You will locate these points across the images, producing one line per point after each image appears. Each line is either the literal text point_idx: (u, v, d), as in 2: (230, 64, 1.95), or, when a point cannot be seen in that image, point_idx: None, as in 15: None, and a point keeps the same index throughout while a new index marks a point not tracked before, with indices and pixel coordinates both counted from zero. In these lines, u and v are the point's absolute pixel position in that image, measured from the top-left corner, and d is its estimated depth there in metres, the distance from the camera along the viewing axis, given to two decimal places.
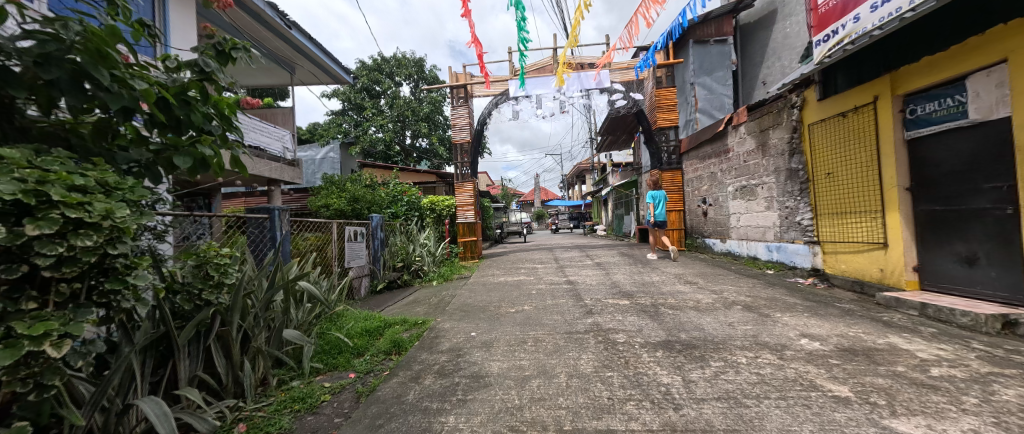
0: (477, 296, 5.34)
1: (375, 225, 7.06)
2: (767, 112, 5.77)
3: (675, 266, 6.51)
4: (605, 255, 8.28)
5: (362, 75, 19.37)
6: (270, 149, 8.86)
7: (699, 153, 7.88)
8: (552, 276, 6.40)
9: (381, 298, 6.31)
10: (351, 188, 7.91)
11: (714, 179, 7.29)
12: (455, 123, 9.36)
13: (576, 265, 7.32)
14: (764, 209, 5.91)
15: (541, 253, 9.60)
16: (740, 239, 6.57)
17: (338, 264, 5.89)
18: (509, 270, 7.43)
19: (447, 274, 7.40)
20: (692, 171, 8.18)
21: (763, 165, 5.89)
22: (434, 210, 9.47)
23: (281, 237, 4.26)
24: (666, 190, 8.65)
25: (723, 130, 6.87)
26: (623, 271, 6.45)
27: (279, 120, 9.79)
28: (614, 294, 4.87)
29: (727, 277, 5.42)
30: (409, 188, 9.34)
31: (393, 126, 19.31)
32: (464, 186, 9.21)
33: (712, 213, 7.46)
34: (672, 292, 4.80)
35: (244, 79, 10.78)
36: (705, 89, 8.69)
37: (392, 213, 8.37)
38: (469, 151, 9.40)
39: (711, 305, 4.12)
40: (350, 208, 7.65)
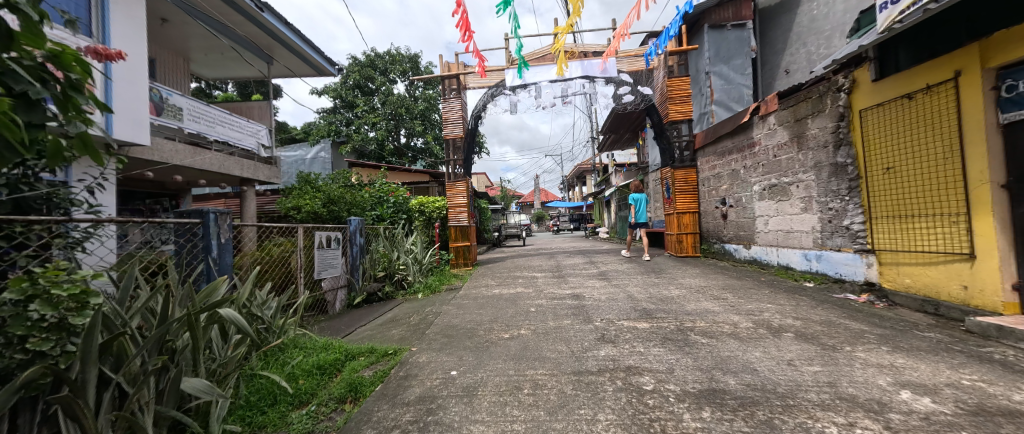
0: (465, 315, 4.51)
1: (353, 229, 6.23)
2: (804, 99, 4.96)
3: (695, 277, 5.68)
4: (613, 263, 7.46)
5: (354, 71, 18.58)
6: (243, 146, 8.05)
7: (717, 148, 7.06)
8: (554, 289, 5.58)
9: (356, 314, 5.51)
10: (327, 188, 7.04)
11: (736, 176, 6.46)
12: (445, 116, 8.51)
13: (581, 275, 6.50)
14: (800, 211, 5.08)
15: (541, 259, 8.77)
16: (768, 246, 5.75)
17: (303, 276, 5.02)
18: (505, 280, 6.60)
19: (434, 285, 6.53)
20: (709, 169, 7.35)
21: (799, 160, 5.06)
22: (423, 213, 8.66)
23: (218, 247, 3.43)
24: (679, 190, 7.83)
25: (747, 122, 6.06)
26: (635, 283, 5.63)
27: (254, 114, 8.97)
28: (629, 314, 4.05)
29: (762, 292, 4.59)
30: (396, 188, 8.52)
31: (386, 124, 18.51)
32: (456, 186, 8.38)
33: (733, 215, 6.64)
34: (699, 312, 3.97)
35: (219, 71, 10.02)
36: (722, 79, 7.87)
37: (377, 215, 7.77)
38: (462, 149, 8.58)
39: (754, 331, 3.30)
40: (327, 211, 6.82)
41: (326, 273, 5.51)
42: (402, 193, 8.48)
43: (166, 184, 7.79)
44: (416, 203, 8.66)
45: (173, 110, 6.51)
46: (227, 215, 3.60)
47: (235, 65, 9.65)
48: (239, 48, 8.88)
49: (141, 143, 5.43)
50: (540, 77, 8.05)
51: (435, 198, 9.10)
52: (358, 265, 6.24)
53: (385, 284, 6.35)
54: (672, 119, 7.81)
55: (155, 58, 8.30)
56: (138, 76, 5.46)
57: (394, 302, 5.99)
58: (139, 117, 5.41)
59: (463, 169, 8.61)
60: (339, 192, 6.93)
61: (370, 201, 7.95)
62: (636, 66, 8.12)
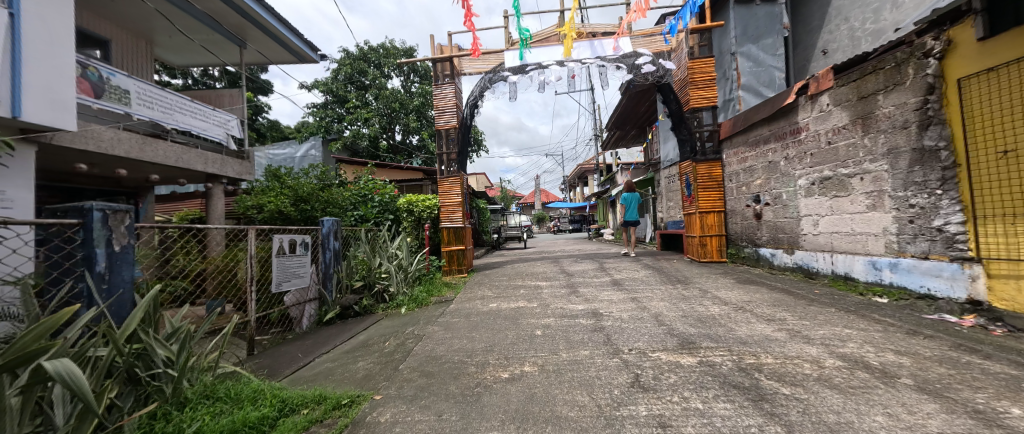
0: (452, 341, 3.56)
1: (326, 232, 5.31)
2: (872, 72, 4.03)
3: (732, 289, 4.76)
4: (628, 270, 6.54)
5: (345, 64, 17.64)
6: (210, 138, 7.16)
7: (748, 138, 6.15)
8: (563, 304, 4.63)
9: (324, 335, 4.55)
10: (295, 183, 6.00)
11: (775, 169, 5.53)
12: (436, 104, 7.57)
13: (595, 285, 5.57)
14: (867, 209, 4.13)
15: (545, 265, 7.82)
16: (818, 252, 4.82)
17: (256, 289, 4.07)
18: (503, 291, 5.66)
19: (420, 296, 5.57)
20: (738, 162, 6.42)
21: (865, 146, 4.12)
22: (412, 212, 7.70)
23: (106, 258, 2.46)
24: (702, 187, 6.88)
25: (791, 104, 5.13)
26: (661, 296, 4.70)
27: (225, 103, 8.05)
28: (665, 343, 3.12)
29: (827, 310, 3.65)
30: (382, 185, 7.67)
31: (379, 121, 17.57)
32: (448, 182, 7.44)
33: (770, 215, 5.70)
34: (758, 340, 3.03)
35: (188, 57, 9.05)
36: (750, 60, 6.98)
37: (359, 216, 6.94)
38: (456, 141, 7.65)
39: (851, 376, 2.35)
40: (298, 210, 5.87)
41: (287, 285, 4.57)
42: (389, 191, 7.55)
43: (120, 180, 6.88)
44: (404, 201, 7.71)
45: (117, 92, 5.61)
46: (125, 213, 2.63)
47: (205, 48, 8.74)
48: (207, 29, 7.95)
49: (67, 128, 4.53)
50: (545, 59, 7.14)
51: (426, 196, 8.06)
52: (332, 273, 5.31)
53: (363, 295, 5.38)
54: (693, 106, 6.87)
55: (110, 38, 7.39)
56: (61, 48, 4.52)
57: (371, 319, 5.03)
58: (65, 98, 4.53)
59: (457, 164, 7.67)
60: (311, 188, 5.98)
61: (352, 199, 7.02)
62: (653, 46, 7.23)
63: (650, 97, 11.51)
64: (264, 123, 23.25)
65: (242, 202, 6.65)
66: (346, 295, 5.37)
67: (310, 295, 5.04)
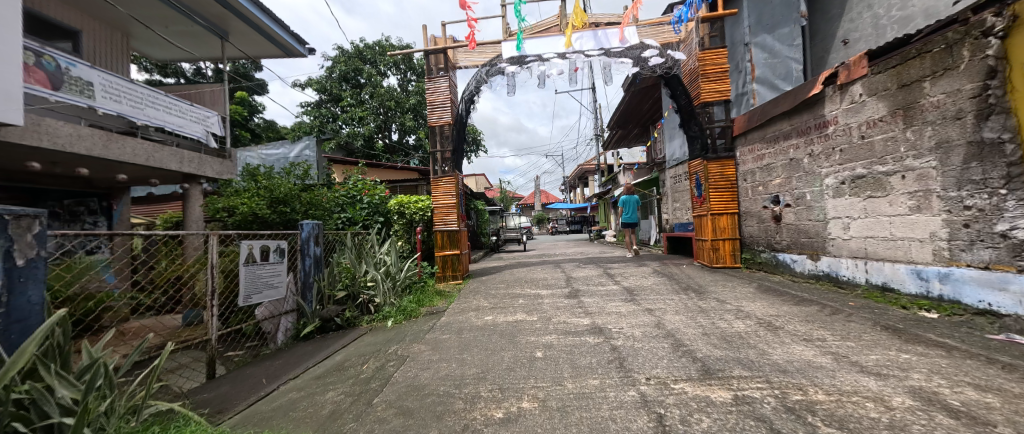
0: (438, 365, 3.08)
1: (306, 237, 4.85)
2: (917, 56, 3.55)
3: (754, 299, 4.29)
4: (635, 277, 6.07)
5: (340, 62, 17.22)
6: (188, 135, 6.69)
7: (765, 134, 5.69)
8: (567, 317, 4.14)
9: (298, 353, 4.05)
10: (272, 183, 5.48)
11: (797, 167, 5.06)
12: (428, 99, 7.11)
13: (600, 294, 5.09)
14: (909, 211, 3.67)
15: (545, 270, 7.36)
16: (849, 258, 4.36)
17: (218, 302, 3.59)
18: (500, 301, 5.16)
19: (408, 307, 5.05)
20: (754, 160, 5.95)
21: (907, 140, 3.66)
22: (403, 214, 7.22)
23: (4, 275, 1.94)
24: (713, 187, 6.40)
25: (817, 96, 4.65)
26: (675, 308, 4.23)
27: (205, 98, 7.54)
28: (688, 369, 2.65)
29: (869, 328, 3.18)
30: (372, 185, 7.21)
31: (374, 120, 17.09)
32: (442, 182, 6.97)
33: (790, 217, 5.23)
34: (800, 367, 2.56)
35: (166, 49, 8.53)
36: (765, 51, 6.57)
37: (347, 218, 6.55)
38: (450, 138, 7.17)
39: (931, 423, 1.87)
40: (274, 211, 5.31)
41: (257, 298, 4.08)
42: (378, 192, 7.08)
43: (90, 180, 6.41)
44: (395, 202, 7.22)
45: (78, 83, 5.12)
46: (32, 218, 2.11)
47: (186, 41, 8.23)
48: (185, 20, 7.45)
49: (12, 124, 4.04)
50: (545, 51, 6.68)
51: (418, 197, 7.55)
52: (312, 282, 4.84)
53: (346, 306, 4.88)
54: (704, 100, 6.40)
55: (81, 28, 6.93)
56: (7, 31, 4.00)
57: (353, 333, 4.52)
58: (9, 89, 4.02)
59: (452, 162, 7.18)
60: (289, 189, 5.45)
61: (339, 201, 6.56)
62: (661, 36, 6.75)
63: (655, 93, 11.04)
64: (259, 124, 22.84)
65: (214, 201, 6.06)
66: (327, 306, 4.88)
67: (287, 306, 4.59)
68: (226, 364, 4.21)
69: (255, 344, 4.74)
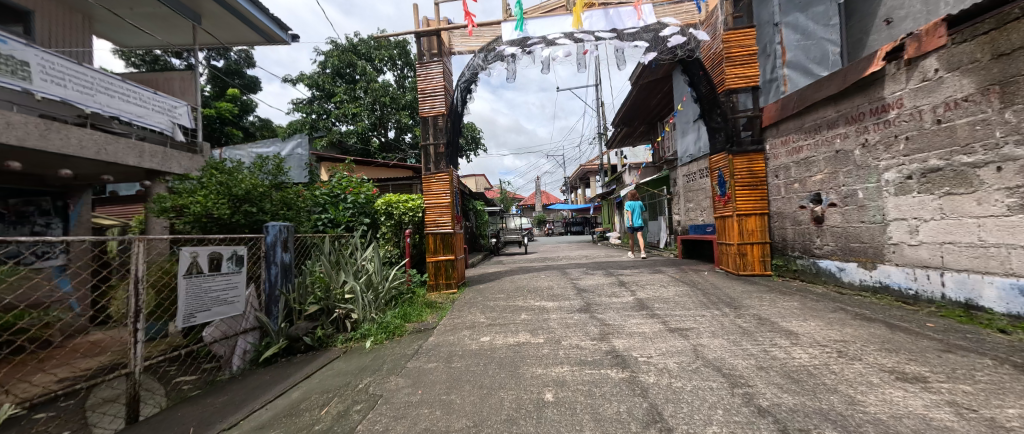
0: (417, 412, 2.35)
1: (271, 241, 4.14)
2: (1017, 18, 2.82)
3: (805, 317, 3.57)
4: (653, 286, 5.35)
5: (333, 56, 16.50)
6: (148, 127, 5.99)
7: (802, 124, 4.98)
8: (580, 340, 3.41)
9: (252, 383, 3.33)
10: (229, 178, 4.53)
11: (847, 160, 4.34)
12: (419, 87, 6.38)
13: (617, 309, 4.37)
14: (1007, 212, 2.94)
15: (550, 277, 6.62)
16: (917, 268, 3.64)
17: (144, 325, 2.86)
18: (499, 317, 4.42)
19: (391, 323, 4.31)
20: (789, 153, 5.23)
21: (1005, 123, 2.93)
22: (391, 215, 6.50)
23: None
24: (739, 184, 5.69)
25: (874, 75, 3.92)
26: (712, 327, 3.50)
27: (175, 87, 6.98)
28: (755, 429, 1.91)
29: (978, 363, 2.45)
30: (359, 182, 6.50)
31: (368, 116, 16.36)
32: (435, 179, 6.26)
33: (836, 218, 4.51)
34: (917, 429, 1.81)
35: (133, 33, 7.80)
36: (798, 32, 5.81)
37: (328, 219, 5.86)
38: (444, 130, 6.43)
39: None
40: (236, 209, 4.44)
41: (203, 316, 3.37)
42: (363, 191, 6.37)
43: (37, 175, 5.69)
44: (382, 201, 6.51)
45: (10, 63, 4.37)
46: None
47: (153, 25, 7.51)
48: (153, 1, 6.71)
49: None
50: (551, 32, 5.96)
51: (408, 196, 6.79)
52: (278, 294, 4.12)
53: (318, 323, 4.14)
54: (730, 86, 5.68)
55: (32, 8, 6.15)
56: None
57: (323, 356, 3.78)
58: None
59: (447, 157, 6.42)
60: (255, 185, 4.58)
61: (318, 200, 5.85)
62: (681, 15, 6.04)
63: (667, 84, 10.30)
64: (254, 122, 22.16)
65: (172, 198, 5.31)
66: (296, 323, 4.15)
67: (246, 323, 3.88)
68: (170, 394, 3.49)
69: (209, 369, 4.01)
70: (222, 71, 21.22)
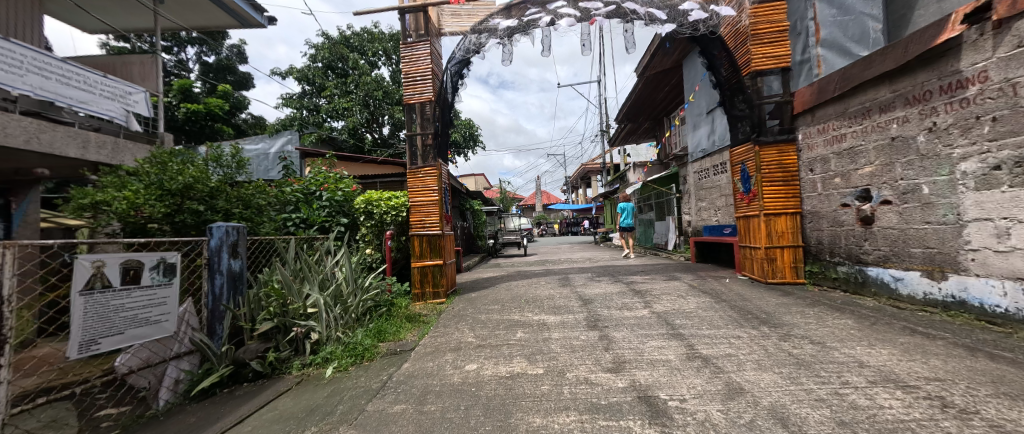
0: None
1: (215, 246, 3.44)
2: None
3: (871, 343, 2.85)
4: (670, 298, 4.65)
5: (324, 48, 15.82)
6: (97, 115, 5.38)
7: (845, 108, 4.27)
8: (590, 372, 2.71)
9: (172, 427, 2.61)
10: (168, 169, 3.78)
11: (907, 148, 3.62)
12: (404, 70, 5.69)
13: (632, 326, 3.68)
14: None
15: (552, 284, 5.90)
16: (1007, 280, 2.93)
17: (9, 359, 2.14)
18: (491, 336, 3.72)
19: (361, 343, 3.58)
20: (829, 143, 4.51)
21: None
22: (372, 214, 5.71)
23: None
24: (767, 179, 4.98)
25: (949, 43, 3.20)
26: (756, 354, 2.80)
27: (133, 73, 6.38)
28: None
29: None
30: (337, 177, 5.81)
31: (361, 111, 15.59)
32: (421, 174, 5.56)
33: (892, 218, 3.80)
34: None
35: (86, 15, 7.12)
36: (836, 6, 5.06)
37: (300, 219, 5.18)
38: (432, 119, 5.70)
39: None
40: (180, 205, 3.74)
41: (112, 342, 2.66)
42: (341, 187, 5.67)
43: None
44: (363, 199, 5.73)
45: None
46: None
47: (106, 5, 6.82)
48: None
49: None
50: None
51: (392, 193, 5.98)
52: (223, 310, 3.42)
53: (271, 344, 3.42)
54: (756, 68, 4.98)
55: None
56: None
57: (272, 388, 3.05)
58: None
59: (435, 149, 5.71)
60: (200, 177, 3.84)
61: (288, 197, 5.16)
62: None
63: (679, 75, 9.62)
64: (246, 120, 21.49)
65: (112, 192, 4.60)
66: (245, 345, 3.44)
67: (180, 346, 3.19)
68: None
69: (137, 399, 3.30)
70: (212, 66, 20.53)
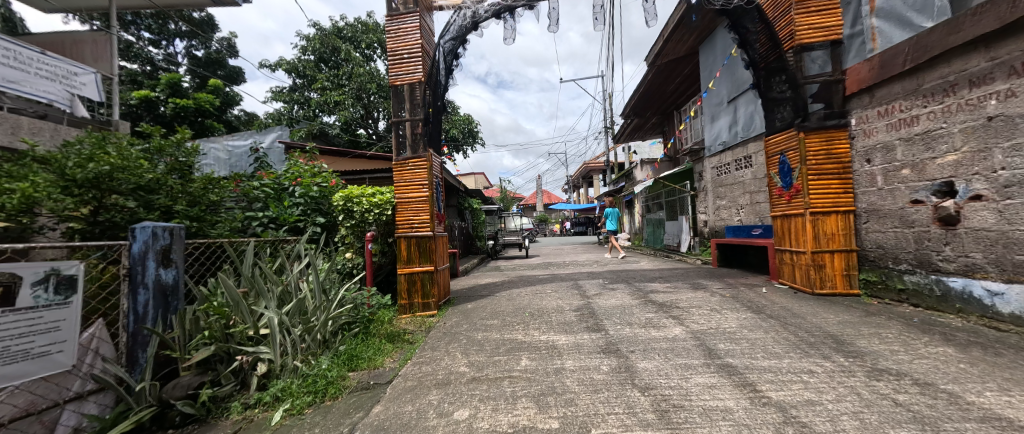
0: None
1: (138, 251, 2.71)
2: None
3: (1003, 386, 2.10)
4: (702, 312, 3.91)
5: (315, 40, 15.09)
6: (32, 97, 5.15)
7: (919, 84, 3.53)
8: (623, 427, 1.97)
9: None
10: (87, 155, 3.04)
11: (1014, 129, 2.87)
12: (388, 46, 4.94)
13: (667, 353, 2.93)
14: None
15: (559, 293, 5.15)
16: None
17: None
18: (489, 364, 2.97)
19: (324, 375, 2.81)
20: (896, 128, 3.77)
21: None
22: (351, 213, 4.89)
23: None
24: (815, 171, 4.23)
25: None
26: (848, 403, 2.05)
27: (85, 50, 6.31)
28: None
29: None
30: (314, 170, 5.08)
31: (353, 106, 14.80)
32: (409, 166, 4.81)
33: (987, 218, 3.06)
34: None
35: None
36: None
37: (270, 217, 4.46)
38: (423, 102, 4.94)
39: None
40: (109, 202, 3.07)
41: None
42: (317, 182, 4.96)
43: None
44: (341, 195, 4.89)
45: None
46: None
47: None
48: None
49: None
50: None
51: (376, 189, 5.15)
52: (148, 333, 2.69)
53: (208, 377, 2.66)
54: (800, 41, 4.24)
55: None
56: None
57: None
58: None
59: (426, 138, 4.96)
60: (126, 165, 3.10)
61: (254, 193, 4.43)
62: None
63: (693, 62, 8.96)
64: (238, 116, 20.75)
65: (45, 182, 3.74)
66: (176, 378, 2.70)
67: (85, 383, 2.45)
68: None
69: None
70: (201, 60, 19.79)
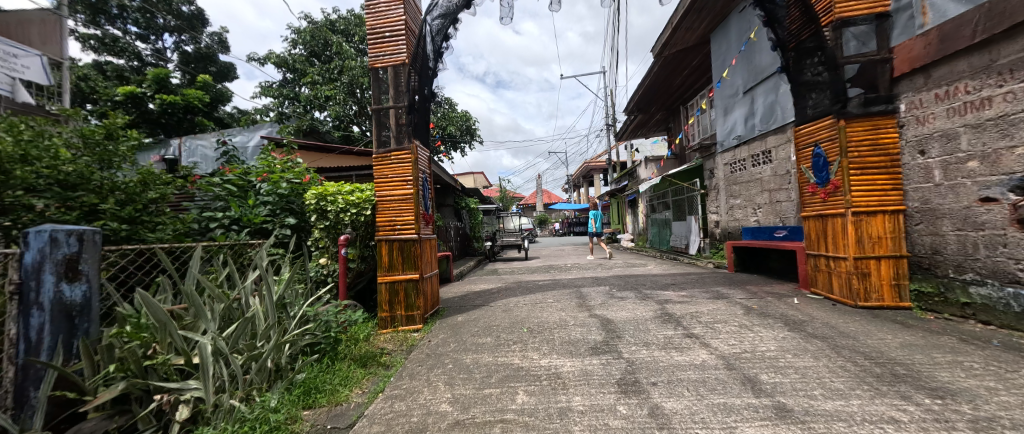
0: None
1: (31, 262, 2.10)
2: None
3: None
4: (730, 329, 3.34)
5: (306, 32, 14.54)
6: None
7: (993, 59, 2.95)
8: None
9: None
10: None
11: None
12: (367, 23, 4.35)
13: (698, 387, 2.35)
14: None
15: (562, 303, 4.58)
16: None
17: None
18: (478, 401, 2.40)
19: (269, 418, 2.22)
20: (961, 112, 3.19)
21: None
22: (325, 213, 4.30)
23: None
24: (859, 164, 3.65)
25: None
26: None
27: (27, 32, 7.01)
28: None
29: None
30: (287, 166, 4.53)
31: (345, 100, 14.17)
32: (391, 160, 4.23)
33: None
34: None
35: None
36: None
37: (231, 218, 3.88)
38: (407, 88, 4.35)
39: None
40: (11, 199, 2.50)
41: None
42: (287, 177, 4.42)
43: None
44: (313, 193, 4.29)
45: None
46: None
47: None
48: None
49: None
50: None
51: (355, 186, 4.58)
52: (42, 367, 2.08)
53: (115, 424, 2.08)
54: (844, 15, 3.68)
55: None
56: None
57: None
58: None
59: (411, 128, 4.38)
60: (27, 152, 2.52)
61: (214, 191, 3.94)
62: None
63: (702, 52, 8.44)
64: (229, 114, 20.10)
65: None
66: (80, 423, 2.10)
67: None
68: None
69: None
70: (191, 55, 19.19)
